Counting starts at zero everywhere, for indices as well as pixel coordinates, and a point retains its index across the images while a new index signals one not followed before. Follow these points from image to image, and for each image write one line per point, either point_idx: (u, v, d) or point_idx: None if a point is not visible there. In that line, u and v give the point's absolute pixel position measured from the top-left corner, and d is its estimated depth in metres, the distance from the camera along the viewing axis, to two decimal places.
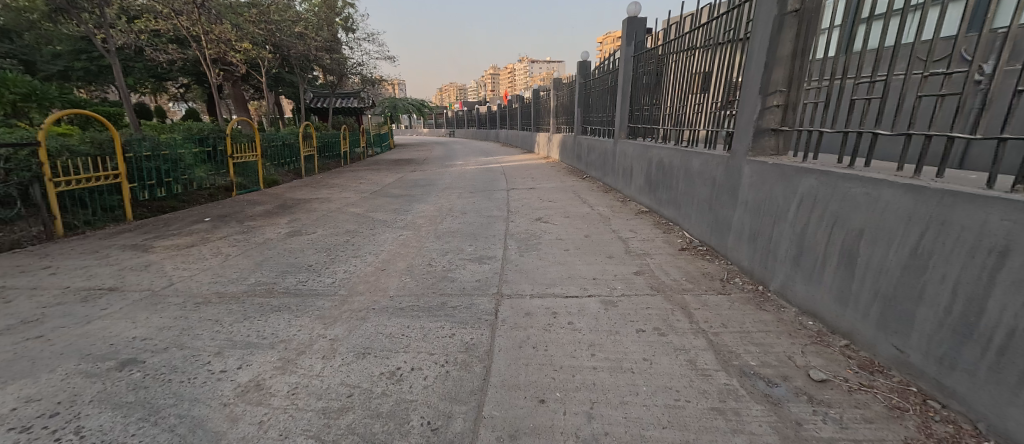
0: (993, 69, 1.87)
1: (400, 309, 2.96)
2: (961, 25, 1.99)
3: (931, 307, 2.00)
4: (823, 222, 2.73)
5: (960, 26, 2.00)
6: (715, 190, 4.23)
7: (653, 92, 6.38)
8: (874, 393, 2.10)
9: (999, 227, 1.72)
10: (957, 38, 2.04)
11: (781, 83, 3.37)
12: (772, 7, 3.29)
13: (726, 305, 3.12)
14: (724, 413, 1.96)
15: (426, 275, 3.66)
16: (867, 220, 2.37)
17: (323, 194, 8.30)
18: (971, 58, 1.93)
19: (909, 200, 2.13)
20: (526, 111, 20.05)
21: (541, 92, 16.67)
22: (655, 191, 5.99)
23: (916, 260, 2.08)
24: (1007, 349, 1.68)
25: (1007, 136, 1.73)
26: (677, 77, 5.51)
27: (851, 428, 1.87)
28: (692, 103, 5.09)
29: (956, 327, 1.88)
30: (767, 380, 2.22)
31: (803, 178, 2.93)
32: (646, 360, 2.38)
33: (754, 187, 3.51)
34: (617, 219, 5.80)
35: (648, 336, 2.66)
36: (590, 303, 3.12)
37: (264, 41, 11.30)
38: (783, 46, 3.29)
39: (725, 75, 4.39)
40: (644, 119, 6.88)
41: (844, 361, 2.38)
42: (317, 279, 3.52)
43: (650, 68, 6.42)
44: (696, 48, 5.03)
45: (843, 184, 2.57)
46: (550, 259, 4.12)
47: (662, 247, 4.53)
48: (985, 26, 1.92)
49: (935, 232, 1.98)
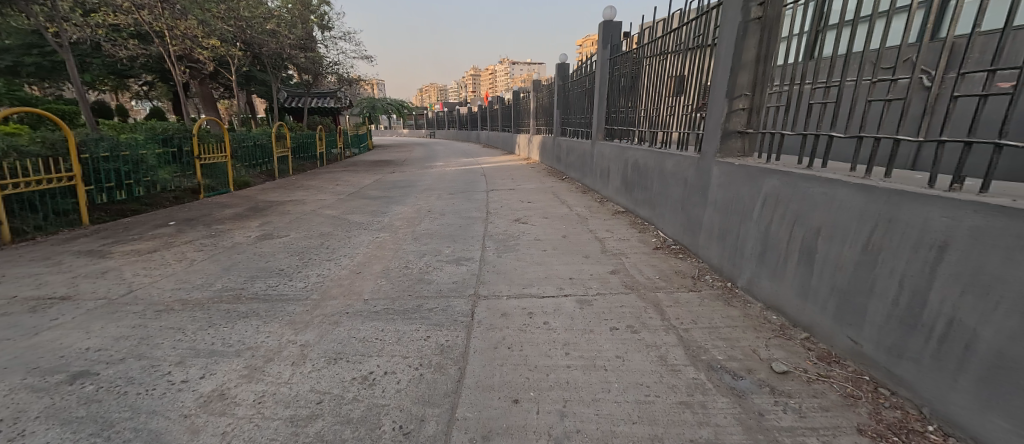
0: (934, 75, 2.00)
1: (375, 313, 2.92)
2: (905, 34, 2.12)
3: (881, 300, 2.12)
4: (785, 221, 2.84)
5: (905, 35, 2.12)
6: (686, 190, 4.35)
7: (629, 94, 6.50)
8: (831, 383, 2.21)
9: (939, 224, 1.84)
10: (902, 46, 2.17)
11: (745, 87, 3.50)
12: (737, 14, 3.42)
13: (696, 302, 3.22)
14: (691, 407, 2.02)
15: (403, 277, 3.62)
16: (824, 219, 2.49)
17: (297, 196, 8.08)
18: (915, 65, 2.06)
19: (861, 199, 2.25)
20: (506, 112, 20.12)
21: (522, 93, 16.77)
22: (631, 192, 6.10)
23: (867, 255, 2.20)
24: (947, 337, 1.80)
25: (946, 139, 1.86)
26: (652, 80, 5.63)
27: (809, 417, 1.96)
28: (666, 105, 5.22)
29: (903, 318, 2.00)
30: (733, 373, 2.30)
31: (766, 179, 3.05)
32: (619, 358, 2.43)
33: (722, 187, 3.63)
34: (594, 219, 5.89)
35: (622, 334, 2.71)
36: (566, 302, 3.15)
37: (233, 37, 10.92)
38: (747, 52, 3.42)
39: (695, 78, 4.52)
40: (620, 121, 7.01)
41: (804, 353, 2.49)
42: (289, 283, 3.43)
43: (626, 71, 6.55)
44: (668, 52, 5.15)
45: (803, 184, 2.69)
46: (528, 260, 4.14)
47: (637, 246, 4.62)
48: (925, 36, 2.05)
49: (884, 229, 2.10)
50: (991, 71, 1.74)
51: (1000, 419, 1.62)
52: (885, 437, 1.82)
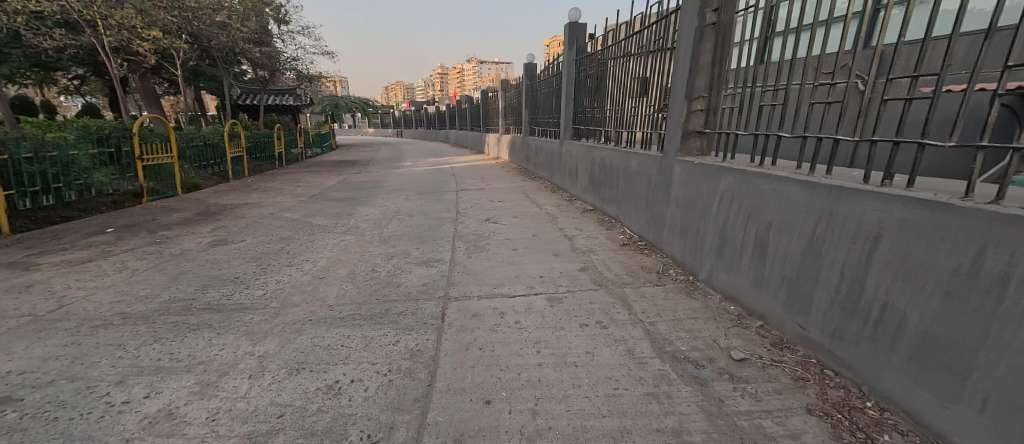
0: (867, 80, 2.17)
1: (340, 319, 2.82)
2: (842, 42, 2.29)
3: (825, 288, 2.28)
4: (740, 216, 3.00)
5: (842, 42, 2.29)
6: (651, 188, 4.49)
7: (595, 95, 6.64)
8: (783, 367, 2.35)
9: (873, 216, 2.00)
10: (839, 53, 2.33)
11: (703, 89, 3.65)
12: (693, 19, 3.57)
13: (661, 295, 3.34)
14: (657, 397, 2.10)
15: (369, 281, 3.52)
16: (775, 213, 2.65)
17: (254, 199, 7.68)
18: (851, 71, 2.22)
19: (805, 194, 2.42)
20: (476, 112, 20.01)
21: (491, 93, 16.72)
22: (599, 191, 6.23)
23: (812, 247, 2.36)
24: (881, 320, 1.97)
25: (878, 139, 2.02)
26: (616, 81, 5.77)
27: (764, 401, 2.09)
28: (630, 105, 5.37)
29: (844, 304, 2.16)
30: (695, 362, 2.41)
31: (722, 176, 3.21)
32: (588, 353, 2.48)
33: (683, 185, 3.78)
34: (563, 218, 5.97)
35: (591, 330, 2.77)
36: (536, 301, 3.18)
37: (178, 29, 10.24)
38: (704, 55, 3.57)
39: (657, 80, 4.67)
40: (587, 121, 7.14)
41: (759, 341, 2.64)
42: (245, 291, 3.26)
43: (592, 72, 6.67)
44: (631, 54, 5.29)
45: (755, 181, 2.85)
46: (498, 259, 4.14)
47: (605, 243, 4.73)
48: (857, 44, 2.22)
49: (826, 222, 2.26)
50: (914, 77, 1.91)
51: (926, 392, 1.79)
52: (830, 415, 1.96)
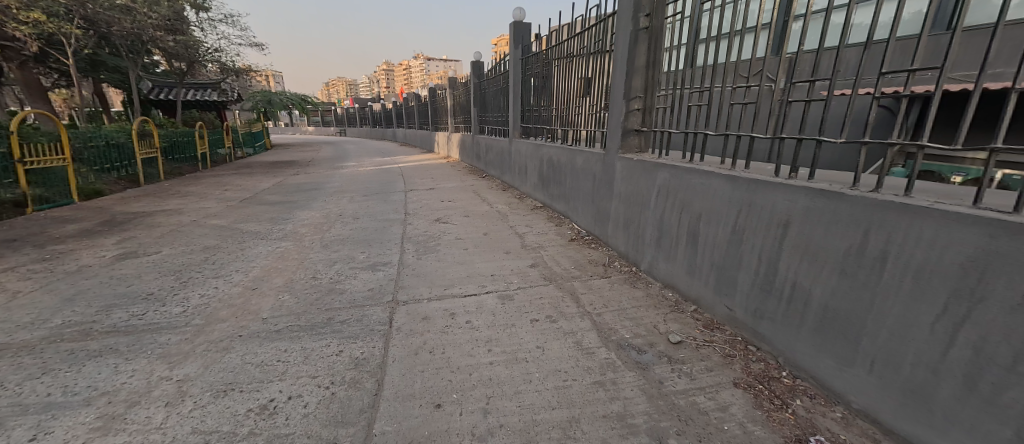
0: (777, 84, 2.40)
1: (275, 332, 2.63)
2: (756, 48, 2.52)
3: (748, 272, 2.52)
4: (674, 209, 3.21)
5: None
6: (595, 184, 4.66)
7: (541, 94, 6.74)
8: (713, 346, 2.56)
9: (783, 205, 2.24)
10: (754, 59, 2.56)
11: (639, 90, 3.85)
12: (628, 23, 3.75)
13: (607, 287, 3.48)
14: (603, 385, 2.19)
15: (309, 289, 3.32)
16: (703, 205, 2.87)
17: (172, 205, 6.93)
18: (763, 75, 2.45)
19: (728, 187, 2.64)
20: (423, 110, 19.53)
21: (438, 90, 16.41)
22: (547, 188, 6.36)
23: (736, 235, 2.59)
24: (792, 298, 2.22)
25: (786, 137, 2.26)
26: (561, 80, 5.92)
27: (698, 379, 2.26)
28: (574, 104, 5.53)
29: (763, 286, 2.41)
30: (638, 348, 2.54)
31: (658, 172, 3.40)
32: (539, 348, 2.52)
33: (625, 181, 3.96)
34: (514, 216, 6.01)
35: (542, 324, 2.82)
36: (487, 300, 3.18)
37: (67, 12, 8.93)
38: (639, 58, 3.76)
39: (598, 80, 4.84)
40: (534, 119, 7.25)
41: (693, 323, 2.85)
42: (161, 310, 2.93)
43: (537, 71, 6.77)
44: (574, 54, 5.45)
45: (686, 176, 3.06)
46: (449, 260, 4.08)
47: (554, 239, 4.84)
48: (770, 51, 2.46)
49: (746, 212, 2.50)
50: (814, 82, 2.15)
51: (828, 358, 2.07)
52: (753, 387, 2.19)
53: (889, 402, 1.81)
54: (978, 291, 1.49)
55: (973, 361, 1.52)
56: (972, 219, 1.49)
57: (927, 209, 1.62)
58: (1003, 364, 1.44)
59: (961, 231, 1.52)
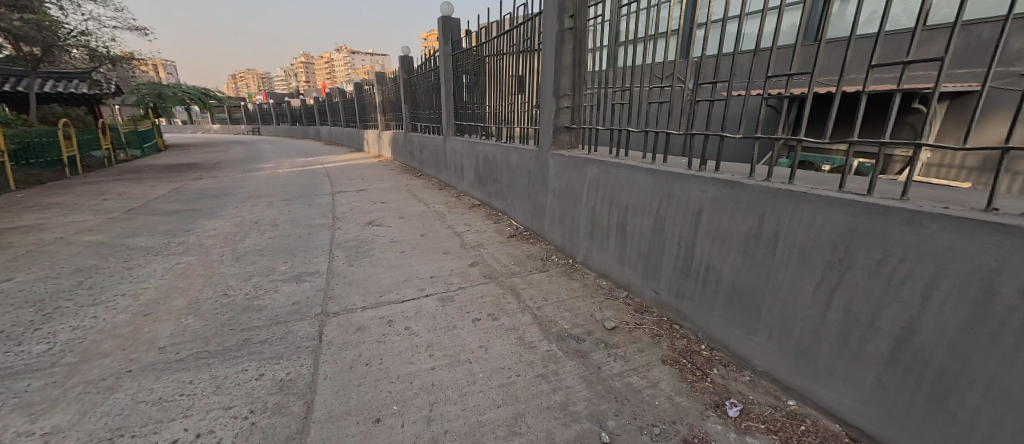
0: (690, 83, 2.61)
1: (177, 362, 2.33)
2: None
3: (670, 257, 2.74)
4: (604, 201, 3.37)
5: None
6: (531, 181, 4.74)
7: (473, 91, 6.69)
8: (644, 328, 2.75)
9: (696, 195, 2.47)
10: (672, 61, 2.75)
11: (567, 88, 3.97)
12: (554, 23, 3.85)
13: (546, 280, 3.57)
14: (547, 377, 2.24)
15: (220, 309, 2.97)
16: (629, 197, 3.06)
17: (34, 220, 5.78)
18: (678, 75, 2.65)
19: (649, 180, 2.84)
20: (349, 106, 18.40)
21: (365, 86, 15.55)
22: (484, 185, 6.34)
23: (658, 224, 2.81)
24: (707, 278, 2.47)
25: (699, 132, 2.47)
26: (493, 77, 5.91)
27: (632, 360, 2.41)
28: (506, 102, 5.56)
29: (683, 269, 2.64)
30: (577, 337, 2.64)
31: (588, 167, 3.55)
32: (482, 348, 2.51)
33: (558, 176, 4.08)
34: (451, 215, 5.92)
35: (483, 323, 2.81)
36: (426, 303, 3.09)
37: None
38: (566, 57, 3.87)
39: (529, 78, 4.91)
40: (468, 116, 7.17)
41: (626, 308, 3.04)
42: (21, 350, 2.44)
43: (469, 67, 6.69)
44: (504, 52, 5.47)
45: (613, 170, 3.23)
46: (384, 264, 3.90)
47: (493, 236, 4.85)
48: None
49: (666, 202, 2.71)
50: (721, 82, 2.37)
51: (736, 329, 2.34)
52: (679, 362, 2.40)
53: (785, 362, 2.10)
54: (845, 262, 1.77)
55: (845, 321, 1.81)
56: (840, 202, 1.76)
57: (807, 195, 1.89)
58: (865, 321, 1.74)
59: (832, 212, 1.80)
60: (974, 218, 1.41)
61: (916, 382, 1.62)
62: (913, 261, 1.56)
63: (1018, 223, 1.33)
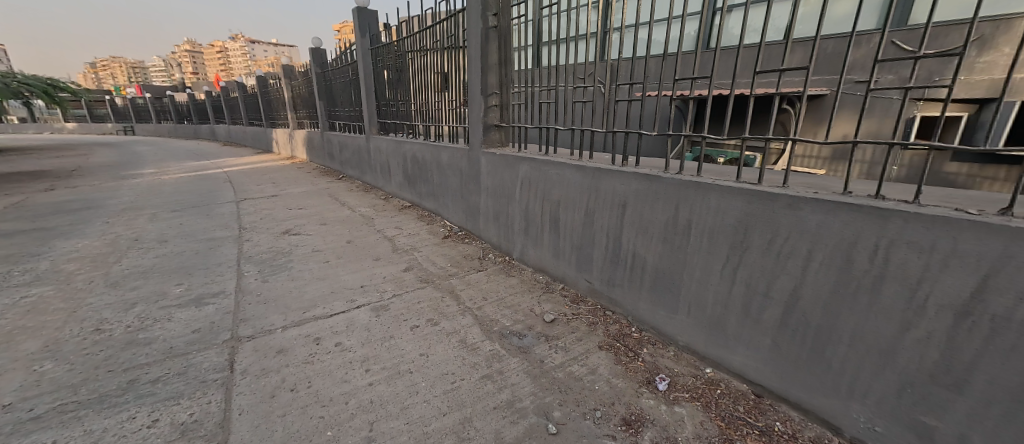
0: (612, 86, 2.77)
1: (33, 422, 1.94)
2: None
3: (601, 248, 2.92)
4: (537, 198, 3.46)
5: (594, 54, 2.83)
6: (463, 179, 4.69)
7: (396, 88, 6.41)
8: (581, 318, 2.90)
9: (621, 189, 2.64)
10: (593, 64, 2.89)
11: (494, 86, 3.99)
12: (478, 20, 3.82)
13: (485, 279, 3.56)
14: (491, 377, 2.24)
15: (99, 347, 2.51)
16: (560, 193, 3.18)
17: None
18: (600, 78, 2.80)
19: (578, 176, 2.97)
20: (252, 103, 16.57)
21: (270, 81, 14.10)
22: (414, 186, 6.13)
23: (588, 218, 2.96)
24: (634, 266, 2.68)
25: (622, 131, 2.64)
26: (417, 75, 5.72)
27: (571, 350, 2.51)
28: (433, 100, 5.42)
29: (613, 258, 2.83)
30: (518, 334, 2.68)
31: (519, 165, 3.61)
32: (422, 356, 2.43)
33: (490, 175, 4.09)
34: (380, 218, 5.64)
35: (422, 330, 2.72)
36: (357, 315, 2.91)
37: None
38: (491, 55, 3.87)
39: (455, 76, 4.84)
40: (392, 115, 6.86)
41: (563, 300, 3.16)
42: None
43: (390, 63, 6.40)
44: (427, 48, 5.32)
45: (543, 168, 3.32)
46: (306, 277, 3.59)
47: (427, 238, 4.71)
48: None
49: (594, 197, 2.86)
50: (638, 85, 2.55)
51: (661, 310, 2.56)
52: (613, 346, 2.56)
53: (702, 336, 2.34)
54: (744, 243, 2.02)
55: (746, 294, 2.07)
56: (738, 191, 2.00)
57: (712, 185, 2.11)
58: (762, 293, 2.00)
59: (732, 200, 2.03)
60: (837, 200, 1.68)
61: (801, 340, 1.90)
62: (795, 238, 1.82)
63: (866, 203, 1.61)
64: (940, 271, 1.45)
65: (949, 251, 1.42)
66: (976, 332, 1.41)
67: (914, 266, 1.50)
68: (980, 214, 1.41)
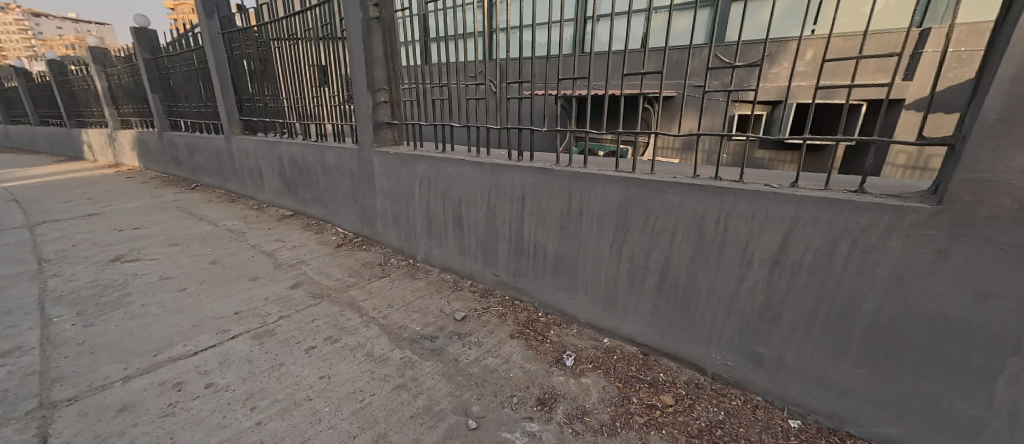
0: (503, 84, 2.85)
1: None
2: None
3: (505, 241, 3.03)
4: (437, 197, 3.41)
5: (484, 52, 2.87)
6: (354, 182, 4.37)
7: (262, 80, 5.62)
8: (491, 311, 2.98)
9: (519, 183, 2.77)
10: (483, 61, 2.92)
11: (382, 81, 3.78)
12: (357, 9, 3.56)
13: (388, 286, 3.39)
14: (405, 386, 2.17)
15: None
16: (461, 191, 3.19)
17: None
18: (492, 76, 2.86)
19: (477, 172, 3.02)
20: (46, 97, 12.79)
21: (74, 69, 11.06)
22: (294, 192, 5.50)
23: (491, 213, 3.04)
24: (536, 254, 2.86)
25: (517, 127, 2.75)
26: (287, 67, 5.09)
27: (485, 343, 2.56)
28: (309, 95, 4.89)
29: (517, 250, 2.97)
30: (430, 336, 2.63)
31: (416, 164, 3.51)
32: (323, 378, 2.23)
33: (385, 175, 3.89)
34: (254, 232, 4.92)
35: (320, 350, 2.49)
36: (233, 347, 2.52)
37: None
38: (376, 48, 3.66)
39: (334, 69, 4.44)
40: (258, 112, 6.01)
41: (473, 297, 3.20)
42: None
43: (251, 52, 5.58)
44: (297, 36, 4.76)
45: (441, 165, 3.28)
46: (156, 311, 2.97)
47: (316, 249, 4.29)
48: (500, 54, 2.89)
49: (494, 192, 2.95)
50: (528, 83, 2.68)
51: (564, 292, 2.78)
52: (524, 333, 2.69)
53: (599, 310, 2.61)
54: (626, 223, 2.30)
55: (631, 268, 2.36)
56: (618, 178, 2.27)
57: (597, 176, 2.36)
58: (644, 266, 2.31)
59: (614, 187, 2.30)
60: (690, 182, 2.02)
61: (673, 302, 2.24)
62: (664, 216, 2.14)
63: (710, 184, 1.96)
64: (761, 232, 1.84)
65: (766, 217, 1.81)
66: (785, 278, 1.81)
67: (744, 231, 1.89)
68: (781, 187, 1.81)
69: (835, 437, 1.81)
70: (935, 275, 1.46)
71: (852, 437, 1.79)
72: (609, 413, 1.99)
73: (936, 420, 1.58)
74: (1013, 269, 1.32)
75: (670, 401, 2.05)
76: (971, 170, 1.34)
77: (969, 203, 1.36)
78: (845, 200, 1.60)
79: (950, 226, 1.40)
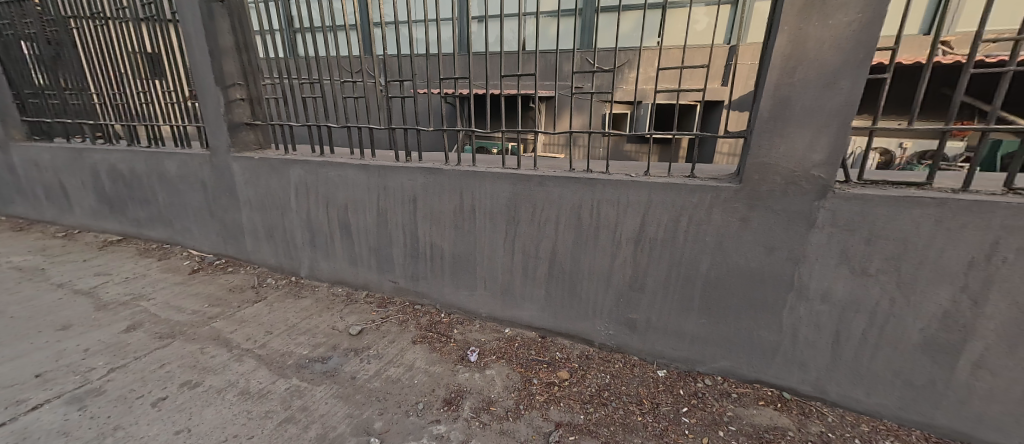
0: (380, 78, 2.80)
1: None
2: None
3: (399, 245, 2.96)
4: (319, 204, 3.16)
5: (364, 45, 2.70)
6: (209, 195, 3.76)
7: (57, 70, 4.43)
8: (390, 319, 2.89)
9: (409, 184, 2.73)
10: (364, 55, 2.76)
11: (235, 75, 3.32)
12: None
13: (265, 310, 3.03)
14: (294, 417, 1.98)
15: None
16: (346, 196, 3.01)
17: None
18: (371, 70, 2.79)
19: (362, 175, 2.88)
20: None
21: None
22: (125, 211, 4.49)
23: (381, 217, 2.94)
24: (433, 255, 2.86)
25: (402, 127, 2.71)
26: (95, 55, 4.10)
27: (384, 354, 2.48)
28: (133, 91, 4.00)
29: (412, 253, 2.93)
30: (320, 358, 2.43)
31: (289, 169, 3.18)
32: (183, 431, 1.90)
33: (250, 184, 3.44)
34: (65, 267, 3.89)
35: (177, 398, 2.11)
36: (39, 420, 1.97)
37: None
38: (223, 37, 3.18)
39: (165, 58, 3.70)
40: (55, 112, 4.72)
41: (369, 308, 3.06)
42: None
43: (35, 31, 4.39)
44: (106, 15, 3.85)
45: (321, 170, 3.04)
46: None
47: (163, 280, 3.58)
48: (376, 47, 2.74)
49: (383, 195, 2.85)
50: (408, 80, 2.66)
51: (463, 290, 2.84)
52: (426, 336, 2.68)
53: (497, 303, 2.74)
54: (515, 217, 2.45)
55: (524, 258, 2.53)
56: (504, 175, 2.40)
57: (485, 173, 2.46)
58: (533, 255, 2.49)
59: (502, 183, 2.43)
60: (566, 175, 2.24)
61: (562, 285, 2.46)
62: (547, 207, 2.34)
63: (583, 176, 2.21)
64: (624, 215, 2.14)
65: (626, 202, 2.12)
66: (645, 253, 2.15)
67: (612, 215, 2.17)
68: (636, 176, 2.13)
69: (691, 378, 2.20)
70: (742, 237, 1.89)
71: (703, 375, 2.21)
72: (513, 398, 2.09)
73: (753, 348, 2.04)
74: (787, 227, 1.79)
75: (565, 375, 2.26)
76: (755, 155, 1.76)
77: (757, 180, 1.79)
78: (681, 183, 1.96)
79: (748, 198, 1.83)
